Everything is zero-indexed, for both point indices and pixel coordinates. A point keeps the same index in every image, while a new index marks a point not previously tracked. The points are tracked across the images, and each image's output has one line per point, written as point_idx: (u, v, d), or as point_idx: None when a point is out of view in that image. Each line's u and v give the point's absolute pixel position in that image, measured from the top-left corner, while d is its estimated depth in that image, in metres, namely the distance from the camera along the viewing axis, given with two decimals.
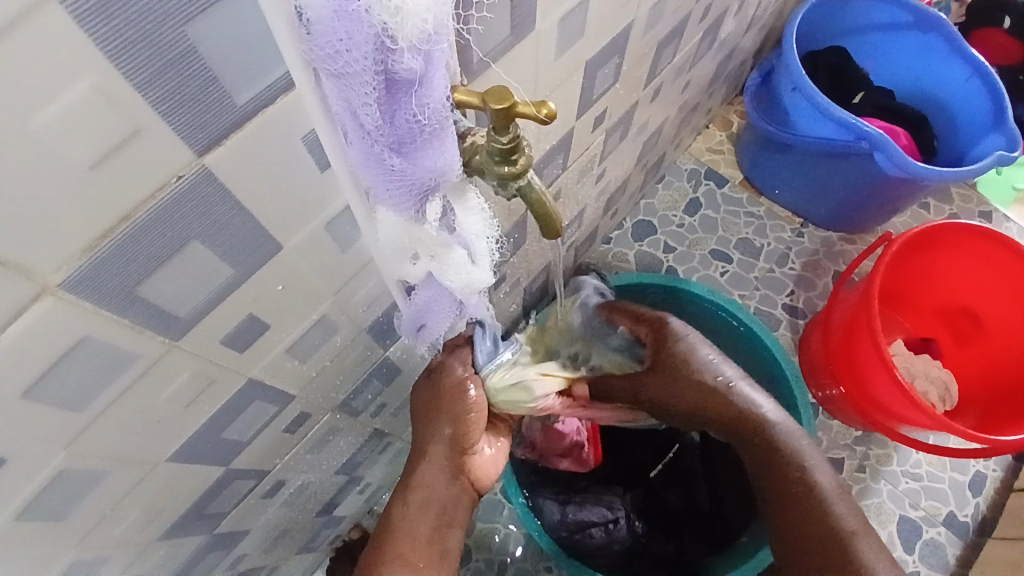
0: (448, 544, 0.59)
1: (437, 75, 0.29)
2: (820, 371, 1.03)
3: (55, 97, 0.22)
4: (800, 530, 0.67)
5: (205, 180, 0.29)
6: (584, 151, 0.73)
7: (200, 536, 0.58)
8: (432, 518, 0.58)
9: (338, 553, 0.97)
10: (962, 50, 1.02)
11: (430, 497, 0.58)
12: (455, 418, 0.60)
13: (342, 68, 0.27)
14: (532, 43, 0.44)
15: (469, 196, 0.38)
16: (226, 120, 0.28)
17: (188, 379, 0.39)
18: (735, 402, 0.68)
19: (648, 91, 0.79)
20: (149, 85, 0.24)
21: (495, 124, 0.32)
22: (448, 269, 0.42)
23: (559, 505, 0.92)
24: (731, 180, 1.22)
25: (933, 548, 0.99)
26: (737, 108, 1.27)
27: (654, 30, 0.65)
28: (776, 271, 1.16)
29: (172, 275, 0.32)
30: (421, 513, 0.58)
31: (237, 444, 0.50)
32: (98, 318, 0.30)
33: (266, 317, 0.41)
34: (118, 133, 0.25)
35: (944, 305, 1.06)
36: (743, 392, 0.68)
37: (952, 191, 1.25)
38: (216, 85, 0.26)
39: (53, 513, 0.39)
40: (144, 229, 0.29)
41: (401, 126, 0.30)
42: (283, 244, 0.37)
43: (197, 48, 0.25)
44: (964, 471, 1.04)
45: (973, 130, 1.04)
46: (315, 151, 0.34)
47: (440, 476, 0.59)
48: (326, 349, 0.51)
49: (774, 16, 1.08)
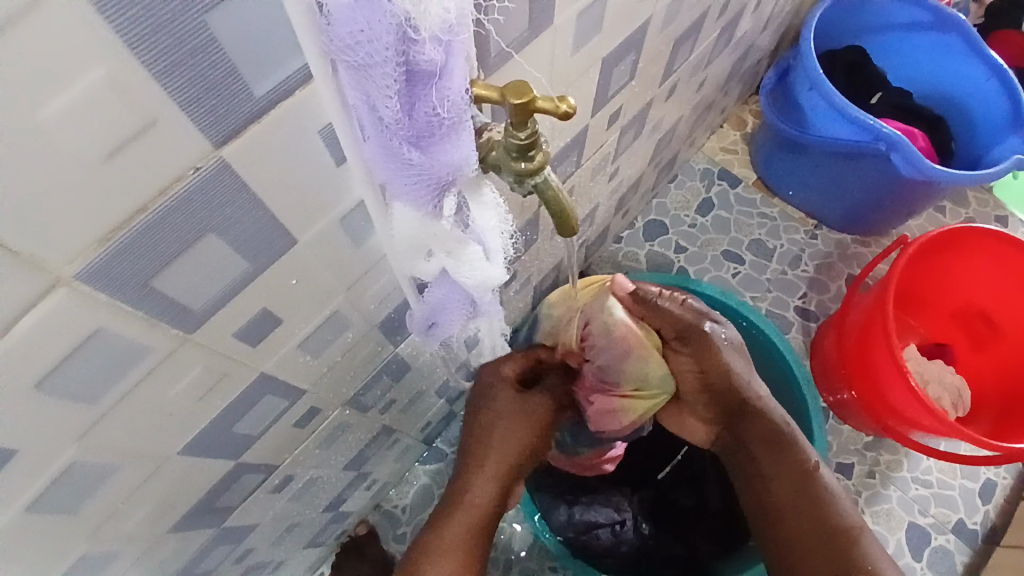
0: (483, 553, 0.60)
1: (457, 67, 0.29)
2: (833, 375, 1.02)
3: (68, 86, 0.22)
4: (805, 535, 0.64)
5: (221, 173, 0.29)
6: (598, 149, 0.72)
7: (209, 530, 0.57)
8: (477, 540, 0.59)
9: (345, 548, 0.97)
10: (981, 51, 1.00)
11: (473, 516, 0.59)
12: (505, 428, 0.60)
13: (362, 60, 0.27)
14: (549, 37, 0.44)
15: (485, 191, 0.38)
16: (245, 111, 0.28)
17: (200, 373, 0.39)
18: (757, 403, 0.65)
19: (663, 89, 0.78)
20: (167, 76, 0.24)
21: (513, 120, 0.32)
22: (463, 265, 0.42)
23: (566, 507, 0.90)
24: (744, 181, 1.21)
25: (941, 556, 0.98)
26: (751, 108, 1.26)
27: (670, 27, 0.65)
28: (788, 273, 1.15)
29: (186, 268, 0.32)
30: (466, 533, 0.58)
31: (248, 438, 0.50)
32: (111, 311, 0.30)
33: (278, 312, 0.41)
34: (135, 121, 0.24)
35: (961, 307, 1.05)
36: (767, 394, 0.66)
37: (968, 194, 1.23)
38: (234, 75, 0.26)
39: (62, 506, 0.39)
40: (160, 220, 0.28)
41: (420, 119, 0.30)
42: (296, 240, 0.37)
43: (215, 38, 0.25)
44: (976, 478, 1.03)
45: (993, 132, 1.02)
46: (331, 144, 0.33)
47: (491, 493, 0.59)
48: (337, 344, 0.51)
49: (790, 14, 1.07)
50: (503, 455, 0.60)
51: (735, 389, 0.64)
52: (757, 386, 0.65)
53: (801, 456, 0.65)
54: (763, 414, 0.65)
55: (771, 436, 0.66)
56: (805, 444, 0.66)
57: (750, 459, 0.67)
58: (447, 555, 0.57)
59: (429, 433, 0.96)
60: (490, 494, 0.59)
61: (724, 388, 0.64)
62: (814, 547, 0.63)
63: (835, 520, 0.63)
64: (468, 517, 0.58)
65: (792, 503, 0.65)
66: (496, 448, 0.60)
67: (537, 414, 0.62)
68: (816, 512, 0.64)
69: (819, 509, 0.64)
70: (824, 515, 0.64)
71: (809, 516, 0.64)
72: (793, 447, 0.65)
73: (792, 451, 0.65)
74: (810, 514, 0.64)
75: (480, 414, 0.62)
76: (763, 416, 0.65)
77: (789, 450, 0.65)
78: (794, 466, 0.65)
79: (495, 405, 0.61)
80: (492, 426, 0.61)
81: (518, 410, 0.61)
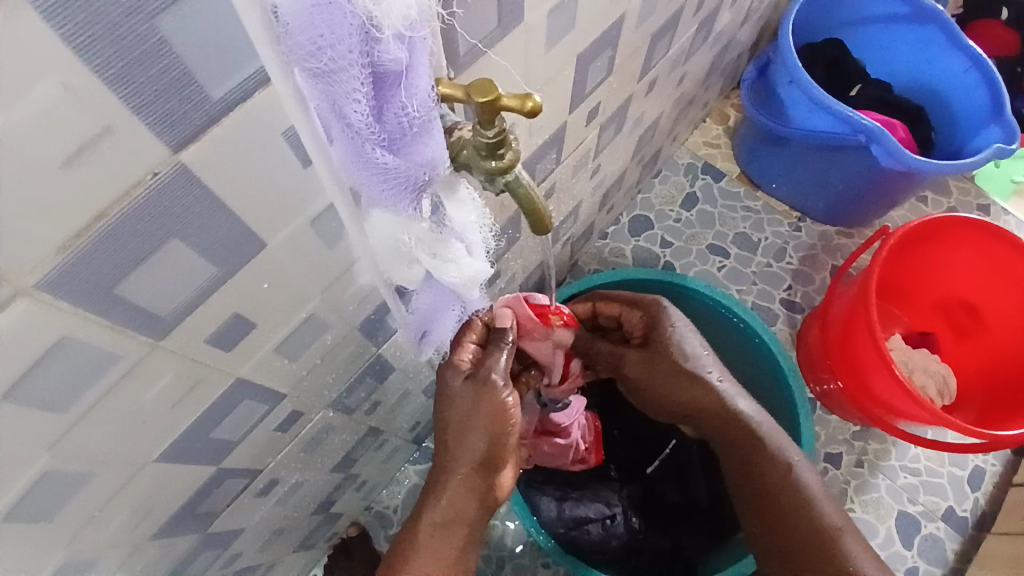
0: (470, 545, 0.59)
1: (422, 65, 0.29)
2: (818, 365, 1.03)
3: (23, 95, 0.22)
4: (785, 532, 0.65)
5: (181, 178, 0.29)
6: (578, 146, 0.72)
7: (192, 536, 0.57)
8: (456, 539, 0.58)
9: (335, 551, 0.96)
10: (959, 43, 1.01)
11: (450, 516, 0.58)
12: (473, 427, 0.57)
13: (326, 64, 0.27)
14: (522, 36, 0.44)
15: (460, 189, 0.38)
16: (204, 114, 0.28)
17: (173, 379, 0.38)
18: (715, 405, 0.68)
19: (643, 85, 0.78)
20: (120, 82, 0.24)
21: (480, 118, 0.31)
22: (446, 265, 0.41)
23: (556, 502, 0.91)
24: (728, 174, 1.22)
25: (931, 543, 0.99)
26: (734, 102, 1.27)
27: (647, 23, 0.65)
28: (773, 266, 1.15)
29: (152, 273, 0.31)
30: (439, 541, 0.58)
31: (229, 443, 0.50)
32: (75, 319, 0.30)
33: (253, 316, 0.41)
34: (87, 130, 0.24)
35: (943, 299, 1.06)
36: (727, 389, 0.68)
37: (950, 184, 1.24)
38: (190, 78, 0.26)
39: (37, 515, 0.38)
40: (122, 224, 0.28)
41: (391, 120, 0.30)
42: (266, 242, 0.37)
43: (167, 41, 0.24)
44: (963, 465, 1.03)
45: (972, 122, 1.03)
46: (297, 147, 0.33)
47: (467, 489, 0.58)
48: (316, 347, 0.51)
49: (770, 8, 1.07)
50: (471, 452, 0.57)
51: (680, 398, 0.69)
52: (713, 381, 0.67)
53: (772, 458, 0.67)
54: (722, 415, 0.68)
55: (740, 443, 0.68)
56: (780, 443, 0.68)
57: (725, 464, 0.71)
58: (433, 557, 0.57)
59: (417, 434, 0.96)
60: (466, 492, 0.58)
61: (670, 397, 0.69)
62: (788, 542, 0.65)
63: (812, 515, 0.65)
64: (441, 519, 0.58)
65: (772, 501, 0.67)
66: (469, 444, 0.57)
67: (488, 404, 0.56)
68: (793, 505, 0.65)
69: (795, 503, 0.65)
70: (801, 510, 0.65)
71: (790, 514, 0.65)
72: (763, 447, 0.67)
73: (764, 452, 0.67)
74: (786, 508, 0.66)
75: (442, 415, 0.59)
76: (717, 416, 0.68)
77: (762, 453, 0.67)
78: (768, 465, 0.67)
79: (451, 400, 0.58)
80: (454, 427, 0.58)
81: (471, 403, 0.57)
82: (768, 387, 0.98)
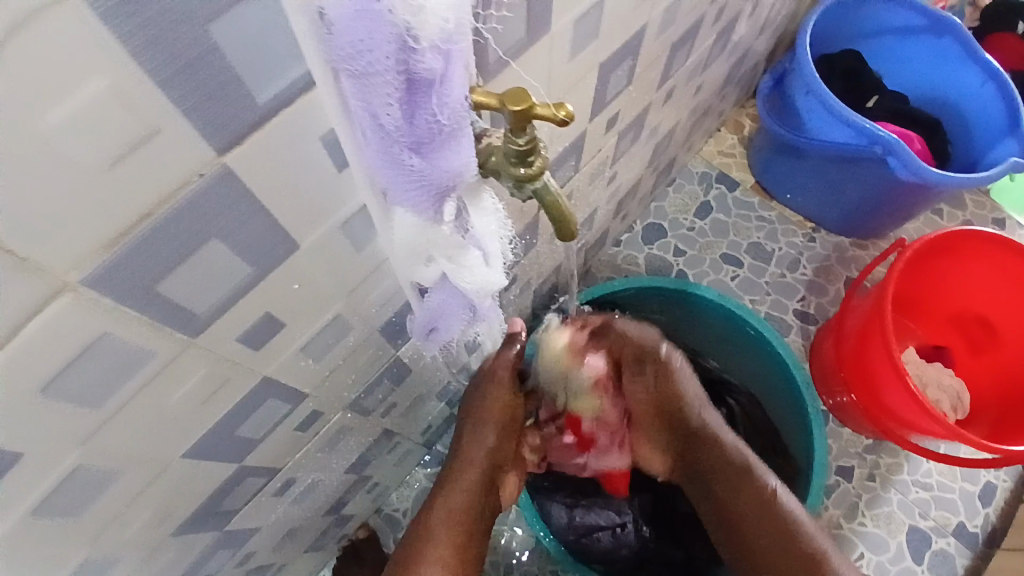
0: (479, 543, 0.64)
1: (457, 76, 0.29)
2: (831, 378, 1.03)
3: (74, 92, 0.22)
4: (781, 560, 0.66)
5: (224, 179, 0.30)
6: (597, 153, 0.73)
7: (211, 533, 0.58)
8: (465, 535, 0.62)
9: (346, 554, 0.97)
10: (977, 55, 1.01)
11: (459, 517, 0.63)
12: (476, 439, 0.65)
13: (364, 69, 0.27)
14: (547, 44, 0.44)
15: (484, 198, 0.39)
16: (247, 119, 0.28)
17: (202, 377, 0.39)
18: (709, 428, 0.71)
19: (661, 93, 0.79)
20: (171, 84, 0.25)
21: (512, 126, 0.32)
22: (463, 272, 0.42)
23: (566, 508, 0.91)
24: (743, 184, 1.22)
25: (943, 559, 0.98)
26: (749, 111, 1.27)
27: (667, 33, 0.65)
28: (787, 276, 1.15)
29: (191, 273, 0.32)
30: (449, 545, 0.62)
31: (251, 442, 0.51)
32: (113, 316, 0.30)
33: (281, 317, 0.41)
34: (138, 129, 0.25)
35: (958, 311, 1.05)
36: (717, 423, 0.72)
37: (965, 197, 1.24)
38: (236, 83, 0.27)
39: (66, 510, 0.39)
40: (167, 224, 0.29)
41: (421, 127, 0.30)
42: (299, 244, 0.37)
43: (217, 47, 0.25)
44: (975, 481, 1.03)
45: (987, 137, 1.03)
46: (332, 150, 0.34)
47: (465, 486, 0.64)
48: (338, 348, 0.51)
49: (787, 19, 1.07)
50: (480, 453, 0.64)
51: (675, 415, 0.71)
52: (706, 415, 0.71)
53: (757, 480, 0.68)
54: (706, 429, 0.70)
55: (729, 466, 0.69)
56: (763, 470, 0.69)
57: (712, 485, 0.71)
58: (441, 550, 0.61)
59: (429, 437, 0.97)
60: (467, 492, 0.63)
61: (670, 395, 0.70)
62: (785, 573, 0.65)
63: (799, 542, 0.65)
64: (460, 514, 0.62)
65: (762, 527, 0.67)
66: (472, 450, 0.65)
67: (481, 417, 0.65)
68: (786, 533, 0.66)
69: (775, 520, 0.66)
70: (788, 537, 0.66)
71: (779, 538, 0.66)
72: (751, 470, 0.69)
73: (751, 477, 0.68)
74: (777, 534, 0.66)
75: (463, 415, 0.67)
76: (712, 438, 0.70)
77: (748, 478, 0.68)
78: (755, 491, 0.68)
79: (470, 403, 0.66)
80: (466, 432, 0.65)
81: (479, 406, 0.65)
82: (780, 397, 0.98)
